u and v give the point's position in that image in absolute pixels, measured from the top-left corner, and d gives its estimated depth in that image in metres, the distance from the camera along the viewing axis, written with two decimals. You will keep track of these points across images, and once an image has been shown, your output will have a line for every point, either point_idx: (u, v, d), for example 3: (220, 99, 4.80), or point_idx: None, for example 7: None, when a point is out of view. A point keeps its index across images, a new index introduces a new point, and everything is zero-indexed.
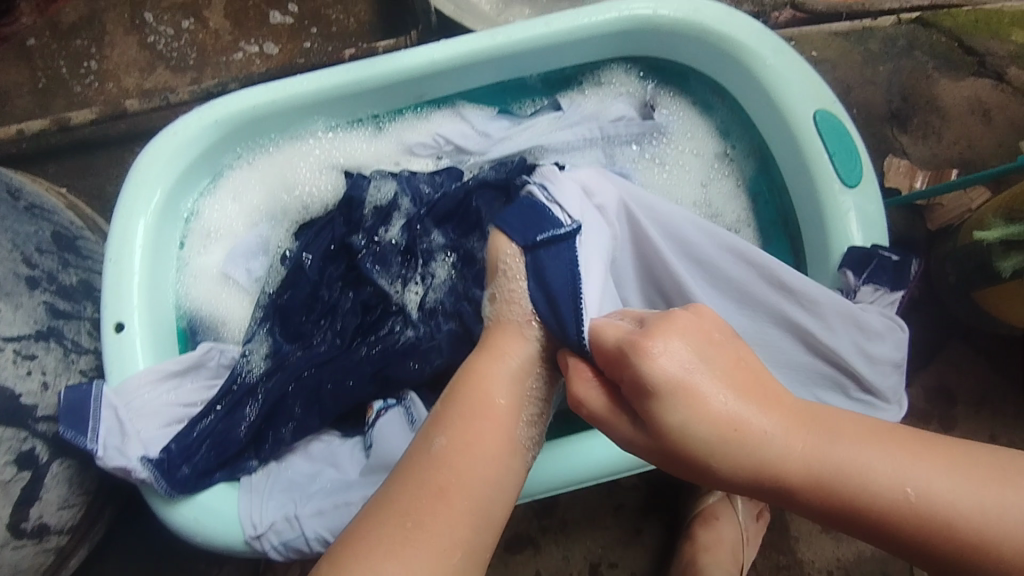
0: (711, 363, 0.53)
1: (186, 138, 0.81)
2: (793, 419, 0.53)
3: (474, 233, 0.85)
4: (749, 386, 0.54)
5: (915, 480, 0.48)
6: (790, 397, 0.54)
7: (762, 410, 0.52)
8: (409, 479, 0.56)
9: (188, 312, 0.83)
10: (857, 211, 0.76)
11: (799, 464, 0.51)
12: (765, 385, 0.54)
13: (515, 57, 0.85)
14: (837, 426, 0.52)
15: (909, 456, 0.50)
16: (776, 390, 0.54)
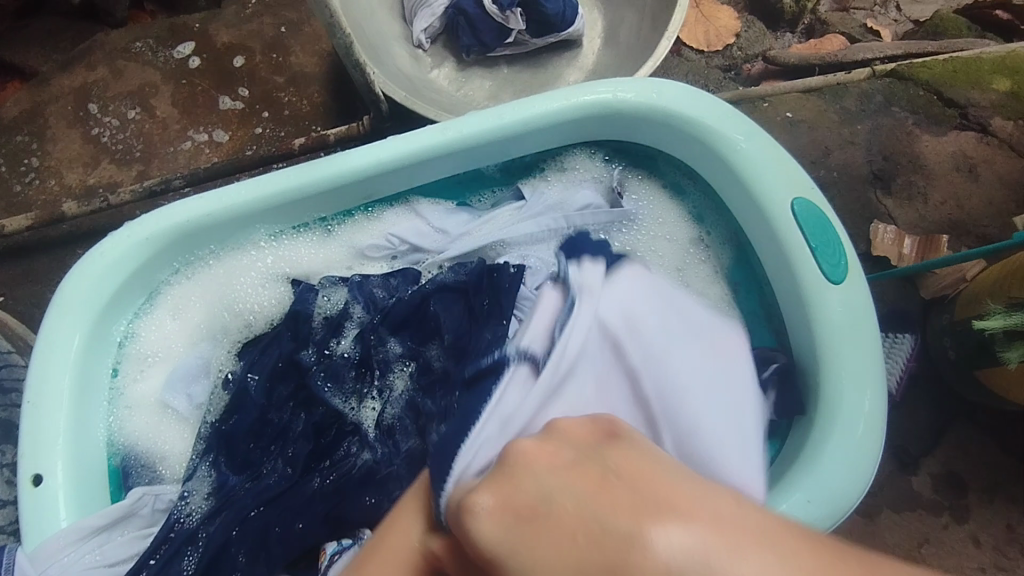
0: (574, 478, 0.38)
1: (113, 259, 0.74)
2: (666, 499, 0.37)
3: (433, 340, 0.78)
4: (602, 474, 0.39)
5: (720, 560, 0.33)
6: (673, 482, 0.39)
7: (609, 500, 0.36)
8: None
9: (122, 449, 0.76)
10: (842, 313, 0.69)
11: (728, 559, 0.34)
12: (611, 462, 0.40)
13: (469, 150, 0.80)
14: (722, 523, 0.35)
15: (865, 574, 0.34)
16: (645, 471, 0.39)
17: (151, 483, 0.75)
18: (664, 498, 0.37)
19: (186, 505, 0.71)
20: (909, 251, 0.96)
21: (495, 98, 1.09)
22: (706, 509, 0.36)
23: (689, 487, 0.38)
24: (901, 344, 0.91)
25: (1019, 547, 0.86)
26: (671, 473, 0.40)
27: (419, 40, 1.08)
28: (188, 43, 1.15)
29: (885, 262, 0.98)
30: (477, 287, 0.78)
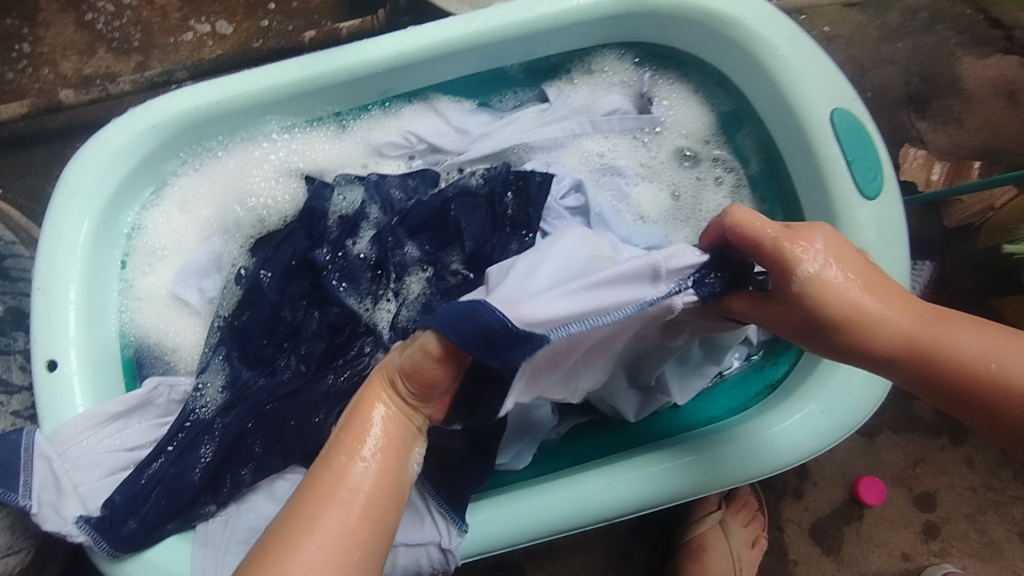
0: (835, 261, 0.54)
1: (120, 145, 0.72)
2: (904, 350, 0.51)
3: (453, 246, 0.77)
4: (838, 318, 0.53)
5: (999, 354, 0.48)
6: (880, 322, 0.52)
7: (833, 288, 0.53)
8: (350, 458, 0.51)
9: (133, 340, 0.75)
10: (878, 230, 0.67)
11: (917, 374, 0.51)
12: (861, 310, 0.52)
13: (495, 45, 0.76)
14: (929, 334, 0.51)
15: (982, 348, 0.48)
16: (859, 296, 0.53)
17: (165, 372, 0.75)
18: (900, 340, 0.51)
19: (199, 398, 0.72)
20: (937, 176, 0.94)
21: None
22: (903, 336, 0.51)
23: (889, 324, 0.52)
24: (920, 271, 0.90)
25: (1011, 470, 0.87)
26: (885, 297, 0.53)
27: None
28: None
29: (911, 188, 0.95)
30: (501, 194, 0.75)
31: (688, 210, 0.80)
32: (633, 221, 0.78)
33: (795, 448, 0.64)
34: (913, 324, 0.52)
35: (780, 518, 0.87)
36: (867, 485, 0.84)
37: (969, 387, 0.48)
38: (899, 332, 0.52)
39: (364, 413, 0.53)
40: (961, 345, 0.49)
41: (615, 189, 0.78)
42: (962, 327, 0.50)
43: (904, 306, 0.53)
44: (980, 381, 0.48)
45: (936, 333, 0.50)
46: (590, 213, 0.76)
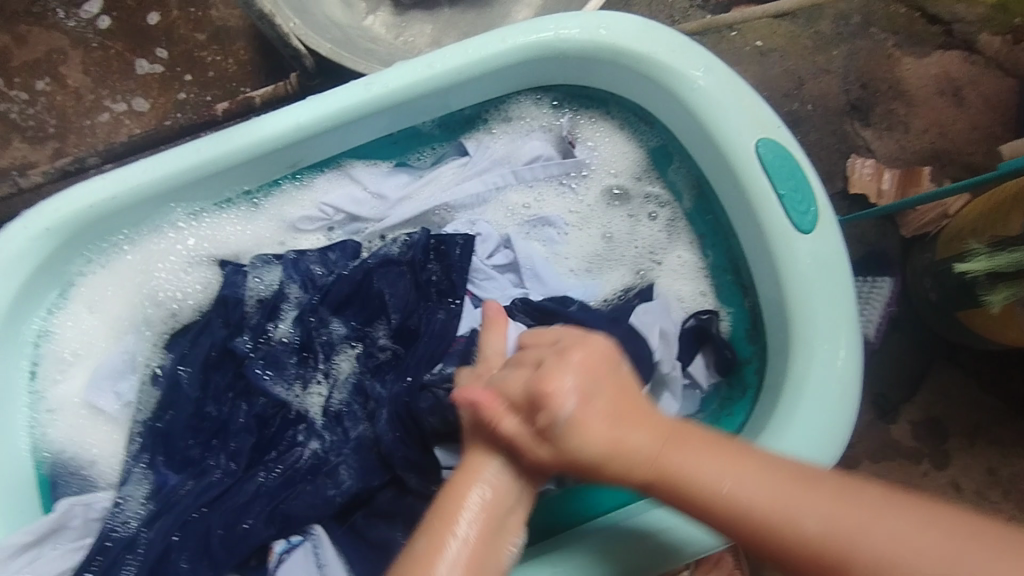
0: (596, 399, 0.51)
1: (9, 253, 0.66)
2: (722, 517, 0.47)
3: (379, 319, 0.73)
4: (651, 476, 0.50)
5: (845, 532, 0.42)
6: (702, 476, 0.48)
7: (643, 443, 0.50)
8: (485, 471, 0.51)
9: (48, 456, 0.70)
10: (814, 264, 0.64)
11: (756, 550, 0.46)
12: (674, 467, 0.49)
13: (403, 105, 0.72)
14: (757, 495, 0.46)
15: (813, 505, 0.44)
16: (683, 451, 0.50)
17: (80, 492, 0.70)
18: (730, 504, 0.46)
19: (121, 512, 0.67)
20: (889, 187, 0.91)
21: (438, 44, 0.99)
22: (732, 505, 0.46)
23: (719, 485, 0.47)
24: (880, 288, 0.88)
25: (1001, 490, 0.85)
26: (721, 458, 0.49)
27: None
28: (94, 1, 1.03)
29: (862, 200, 0.92)
30: (422, 262, 0.72)
31: (623, 254, 0.77)
32: (567, 271, 0.76)
33: None
34: (746, 486, 0.47)
35: (764, 568, 0.89)
36: None
37: (805, 554, 0.43)
38: (722, 498, 0.47)
39: (471, 478, 0.51)
40: (793, 509, 0.45)
41: (547, 240, 0.77)
42: (801, 481, 0.46)
43: (736, 466, 0.48)
44: (821, 538, 0.43)
45: (762, 478, 0.47)
46: (521, 270, 0.74)
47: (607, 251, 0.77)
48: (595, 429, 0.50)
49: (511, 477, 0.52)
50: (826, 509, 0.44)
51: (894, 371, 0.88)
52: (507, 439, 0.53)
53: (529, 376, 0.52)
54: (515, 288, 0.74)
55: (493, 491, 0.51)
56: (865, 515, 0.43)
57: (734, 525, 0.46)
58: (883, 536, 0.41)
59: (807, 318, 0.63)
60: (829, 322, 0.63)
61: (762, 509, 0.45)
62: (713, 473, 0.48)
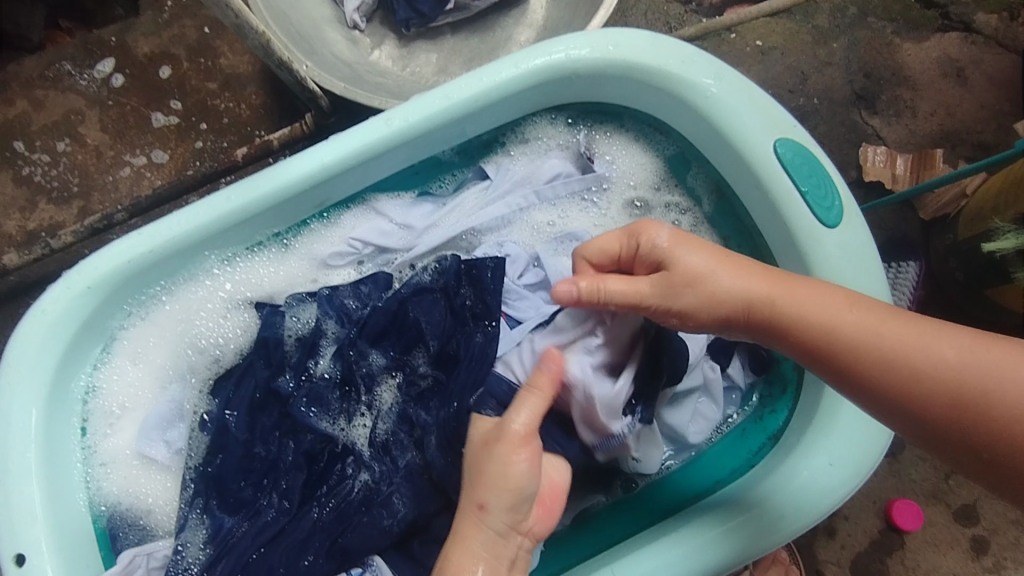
0: (698, 251, 0.60)
1: (58, 313, 0.67)
2: (861, 368, 0.53)
3: (417, 347, 0.74)
4: (742, 307, 0.58)
5: (1003, 378, 0.47)
6: (827, 319, 0.55)
7: (745, 285, 0.58)
8: (462, 561, 0.50)
9: (104, 509, 0.71)
10: (843, 256, 0.65)
11: (837, 363, 0.55)
12: (778, 300, 0.57)
13: (425, 136, 0.74)
14: (850, 329, 0.54)
15: (899, 340, 0.52)
16: (785, 290, 0.58)
17: (140, 542, 0.71)
18: (826, 336, 0.55)
19: (181, 559, 0.67)
20: (902, 170, 0.92)
21: (444, 71, 1.01)
22: (832, 331, 0.55)
23: (822, 315, 0.56)
24: (906, 273, 0.88)
25: None
26: (817, 299, 0.57)
27: (353, 21, 0.99)
28: (107, 60, 1.06)
29: (878, 187, 0.93)
30: (455, 286, 0.74)
31: None
32: None
33: (834, 491, 0.63)
34: (843, 320, 0.55)
35: (817, 561, 0.90)
36: (902, 514, 0.87)
37: (908, 382, 0.51)
38: (830, 341, 0.55)
39: (456, 568, 0.49)
40: (884, 342, 0.53)
41: None
42: (886, 318, 0.54)
43: (830, 301, 0.56)
44: (917, 376, 0.50)
45: (854, 319, 0.55)
46: (553, 286, 0.75)
47: None
48: (696, 251, 0.60)
49: (499, 555, 0.51)
50: (944, 349, 0.50)
51: None
52: (480, 520, 0.51)
53: (626, 240, 0.63)
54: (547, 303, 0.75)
55: (487, 570, 0.50)
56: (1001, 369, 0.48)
57: (869, 372, 0.53)
58: (971, 374, 0.48)
59: None
60: None
61: (932, 355, 0.50)
62: (830, 315, 0.55)
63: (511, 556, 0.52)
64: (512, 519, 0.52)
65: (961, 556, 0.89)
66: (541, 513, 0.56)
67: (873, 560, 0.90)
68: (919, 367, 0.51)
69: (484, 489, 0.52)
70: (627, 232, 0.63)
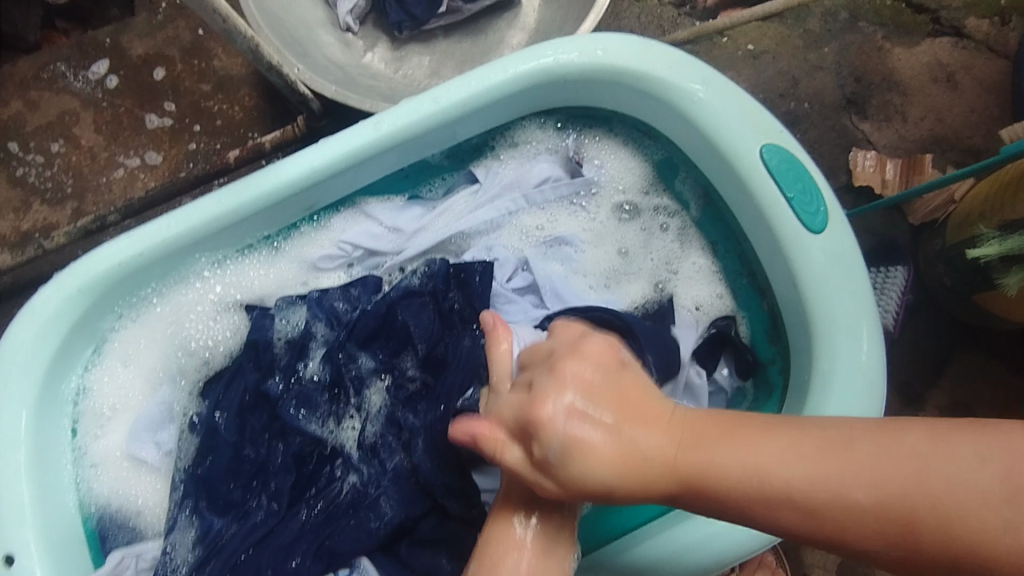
0: (605, 419, 0.48)
1: (48, 316, 0.67)
2: (790, 526, 0.44)
3: (406, 350, 0.74)
4: (642, 476, 0.47)
5: (938, 500, 0.40)
6: (729, 464, 0.46)
7: (649, 442, 0.48)
8: (529, 496, 0.49)
9: (94, 510, 0.71)
10: (828, 262, 0.66)
11: (772, 513, 0.44)
12: (695, 451, 0.47)
13: (414, 140, 0.74)
14: (792, 470, 0.44)
15: (858, 474, 0.42)
16: (702, 436, 0.48)
17: (130, 543, 0.71)
18: (756, 499, 0.44)
19: (170, 560, 0.68)
20: (892, 175, 0.93)
21: (437, 74, 1.02)
22: (765, 483, 0.44)
23: (744, 459, 0.45)
24: (894, 278, 0.89)
25: None
26: (735, 445, 0.46)
27: (346, 23, 0.99)
28: (101, 61, 1.07)
29: (868, 191, 0.94)
30: (443, 290, 0.74)
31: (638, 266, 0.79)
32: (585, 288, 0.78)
33: None
34: (775, 463, 0.44)
35: (804, 565, 0.90)
36: None
37: (868, 528, 0.41)
38: (762, 492, 0.44)
39: (531, 497, 0.48)
40: (840, 484, 0.42)
41: (565, 259, 0.79)
42: (833, 445, 0.44)
43: (754, 440, 0.46)
44: (876, 502, 0.41)
45: (790, 450, 0.45)
46: (541, 290, 0.76)
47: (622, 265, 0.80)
48: (601, 459, 0.47)
49: (562, 507, 0.49)
50: (876, 488, 0.41)
51: (916, 358, 0.89)
52: (540, 470, 0.49)
53: (521, 401, 0.52)
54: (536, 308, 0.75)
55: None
56: (945, 462, 0.41)
57: (803, 528, 0.44)
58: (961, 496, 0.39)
59: (828, 317, 0.65)
60: (847, 320, 0.64)
61: (860, 493, 0.42)
62: (739, 457, 0.46)
63: (574, 504, 0.50)
64: (583, 440, 0.49)
65: None
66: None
67: (860, 564, 0.90)
68: (858, 514, 0.41)
69: (543, 421, 0.49)
70: (536, 384, 0.52)
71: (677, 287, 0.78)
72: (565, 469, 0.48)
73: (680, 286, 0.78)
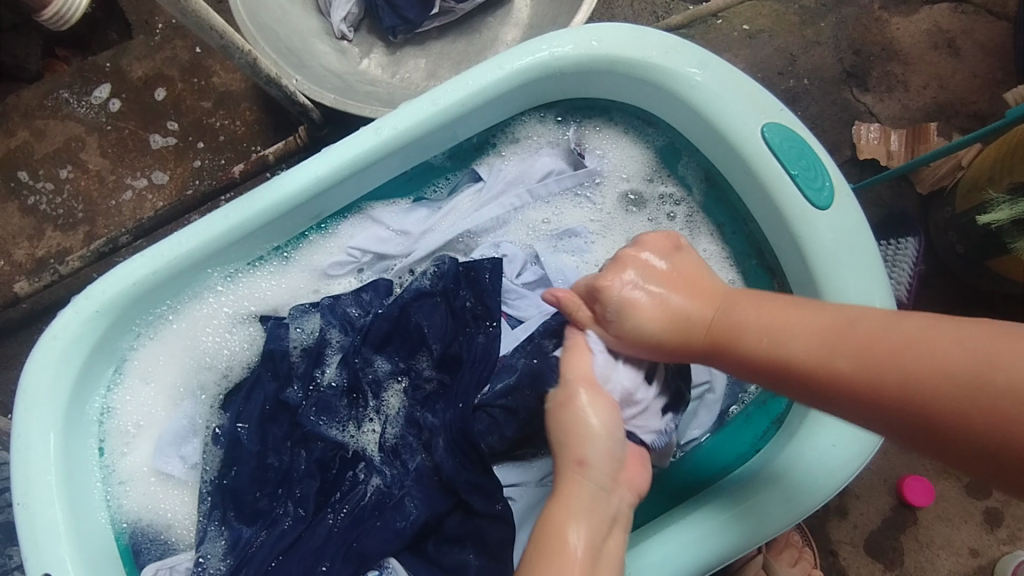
0: (656, 282, 0.60)
1: (69, 338, 0.68)
2: (818, 383, 0.50)
3: (420, 351, 0.75)
4: (707, 335, 0.57)
5: (997, 366, 0.42)
6: (749, 333, 0.54)
7: (695, 309, 0.58)
8: (563, 521, 0.52)
9: (127, 526, 0.72)
10: (835, 237, 0.65)
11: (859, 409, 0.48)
12: (734, 313, 0.56)
13: (415, 143, 0.75)
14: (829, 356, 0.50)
15: (894, 373, 0.46)
16: (744, 307, 0.56)
17: (164, 556, 0.72)
18: (771, 345, 0.53)
19: (203, 571, 0.69)
20: (897, 146, 0.92)
21: (434, 76, 1.02)
22: (782, 345, 0.52)
23: (763, 332, 0.54)
24: (905, 250, 0.88)
25: None
26: (768, 310, 0.55)
27: (341, 31, 1.00)
28: (103, 86, 1.08)
29: (873, 164, 0.93)
30: (454, 289, 0.75)
31: None
32: None
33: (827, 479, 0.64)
34: (798, 324, 0.52)
35: (833, 542, 0.90)
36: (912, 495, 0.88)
37: (891, 413, 0.46)
38: (783, 356, 0.52)
39: (559, 527, 0.51)
40: (836, 357, 0.49)
41: (574, 251, 0.79)
42: (877, 325, 0.49)
43: (789, 311, 0.54)
44: (898, 393, 0.45)
45: (822, 323, 0.52)
46: (552, 283, 0.77)
47: None
48: (652, 315, 0.58)
49: (599, 515, 0.53)
50: (852, 365, 0.48)
51: None
52: (581, 476, 0.54)
53: (589, 290, 0.61)
54: (548, 301, 0.77)
55: (588, 530, 0.52)
56: (1001, 357, 0.42)
57: (830, 391, 0.50)
58: (976, 372, 0.42)
59: (842, 293, 0.64)
60: (859, 293, 0.64)
61: (907, 348, 0.46)
62: (800, 323, 0.52)
63: (614, 511, 0.54)
64: (609, 475, 0.55)
65: (976, 529, 0.89)
66: (633, 469, 0.58)
67: (890, 539, 0.90)
68: (885, 366, 0.47)
69: (578, 447, 0.55)
70: (604, 334, 0.59)
71: None
72: (586, 499, 0.53)
73: None
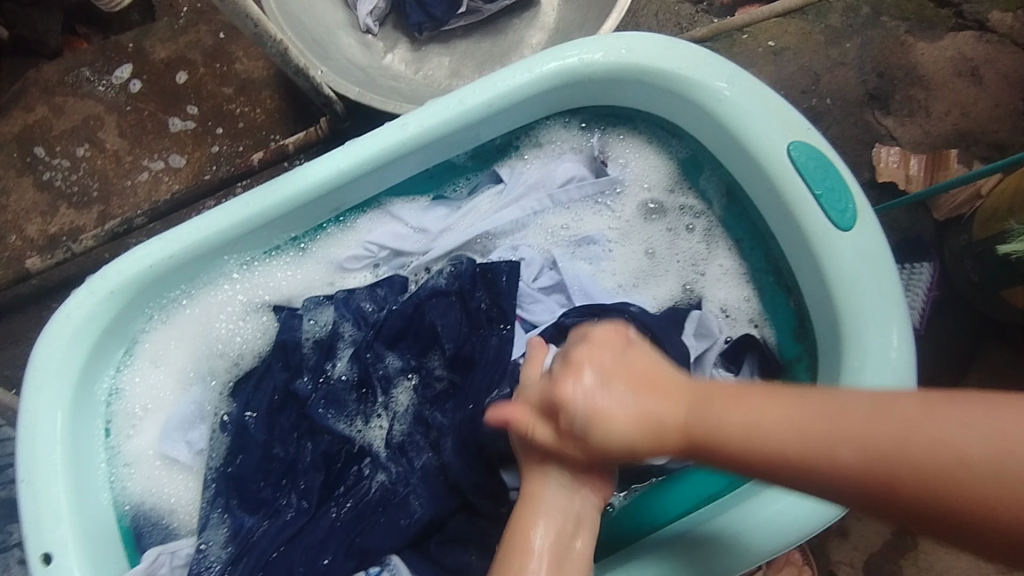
0: (614, 381, 0.49)
1: (82, 317, 0.68)
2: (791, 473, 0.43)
3: (433, 349, 0.75)
4: (650, 424, 0.47)
5: (969, 452, 0.36)
6: (724, 421, 0.45)
7: (666, 408, 0.47)
8: (528, 523, 0.51)
9: (128, 509, 0.72)
10: (856, 259, 0.65)
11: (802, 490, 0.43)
12: (706, 414, 0.46)
13: (439, 141, 0.74)
14: (788, 436, 0.43)
15: (855, 440, 0.40)
16: (719, 397, 0.46)
17: (164, 541, 0.72)
18: (753, 444, 0.44)
19: (204, 558, 0.68)
20: (916, 171, 0.92)
21: (456, 75, 1.02)
22: (766, 446, 0.43)
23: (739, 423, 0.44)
24: (919, 274, 0.89)
25: None
26: (746, 400, 0.45)
27: (366, 25, 1.00)
28: (125, 66, 1.08)
29: (892, 187, 0.93)
30: (470, 289, 0.75)
31: (665, 267, 0.79)
32: (614, 287, 0.79)
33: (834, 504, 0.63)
34: (771, 422, 0.43)
35: (832, 562, 0.90)
36: None
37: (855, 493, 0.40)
38: (759, 451, 0.43)
39: (525, 527, 0.50)
40: (835, 444, 0.41)
41: (592, 258, 0.79)
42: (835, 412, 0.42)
43: (767, 402, 0.45)
44: (869, 479, 0.39)
45: (781, 418, 0.43)
46: (569, 289, 0.77)
47: (647, 264, 0.80)
48: (620, 422, 0.47)
49: (563, 513, 0.52)
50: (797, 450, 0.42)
51: (944, 354, 0.89)
52: (545, 476, 0.53)
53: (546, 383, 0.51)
54: (563, 307, 0.77)
55: (552, 530, 0.51)
56: (959, 430, 0.37)
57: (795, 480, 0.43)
58: (962, 457, 0.36)
59: (859, 316, 0.64)
60: (877, 317, 0.64)
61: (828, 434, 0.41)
62: (720, 410, 0.45)
63: (577, 511, 0.52)
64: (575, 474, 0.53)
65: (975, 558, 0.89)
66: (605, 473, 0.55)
67: (889, 563, 0.90)
68: (861, 452, 0.39)
69: (542, 449, 0.54)
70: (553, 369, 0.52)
71: (707, 286, 0.78)
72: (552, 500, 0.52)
73: (709, 285, 0.79)
